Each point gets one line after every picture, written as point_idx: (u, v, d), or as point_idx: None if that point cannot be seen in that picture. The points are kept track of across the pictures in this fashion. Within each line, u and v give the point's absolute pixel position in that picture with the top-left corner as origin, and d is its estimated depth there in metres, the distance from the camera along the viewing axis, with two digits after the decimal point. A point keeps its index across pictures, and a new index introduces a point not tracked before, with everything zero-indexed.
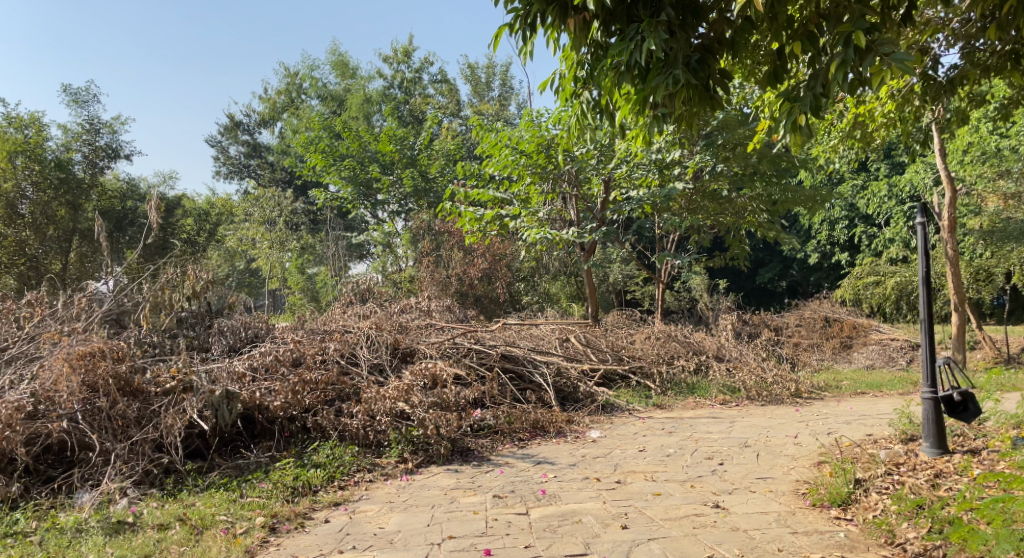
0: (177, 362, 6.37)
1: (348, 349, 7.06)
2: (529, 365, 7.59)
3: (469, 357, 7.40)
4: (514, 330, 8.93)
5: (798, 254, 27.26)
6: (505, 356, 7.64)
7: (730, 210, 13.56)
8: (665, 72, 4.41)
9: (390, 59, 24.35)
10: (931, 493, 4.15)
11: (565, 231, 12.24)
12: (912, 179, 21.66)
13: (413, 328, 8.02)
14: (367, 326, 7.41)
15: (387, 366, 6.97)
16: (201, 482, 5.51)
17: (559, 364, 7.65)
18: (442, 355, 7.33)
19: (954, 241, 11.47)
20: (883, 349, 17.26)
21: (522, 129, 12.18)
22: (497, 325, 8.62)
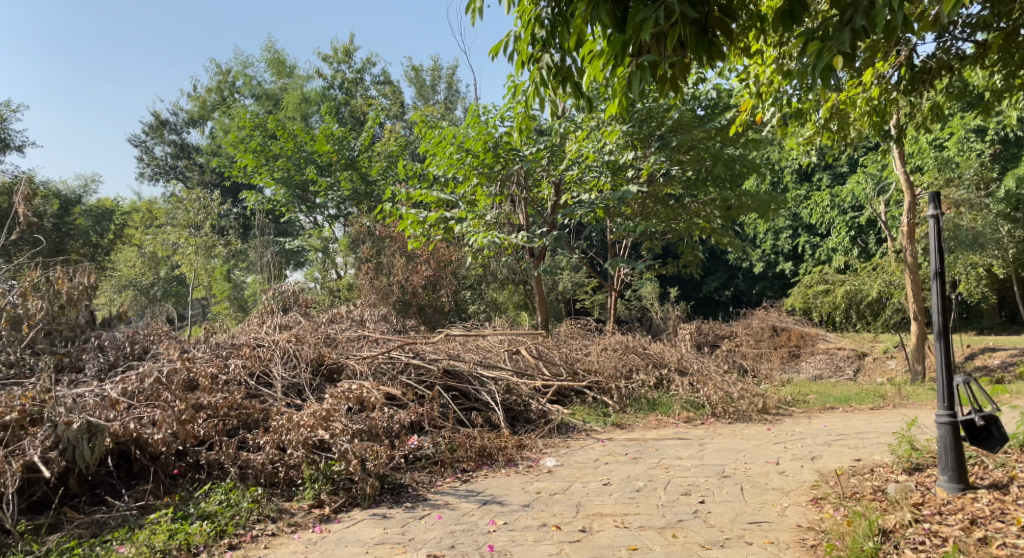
0: (32, 385, 5.35)
1: (260, 367, 6.25)
2: (475, 382, 6.79)
3: (405, 374, 6.60)
4: (459, 342, 8.14)
5: (742, 263, 27.20)
6: (448, 372, 6.83)
7: (684, 216, 12.85)
8: (653, 4, 3.72)
9: (330, 59, 23.37)
10: (981, 549, 3.49)
11: (513, 235, 11.49)
12: (855, 189, 21.72)
13: (343, 342, 7.17)
14: (286, 339, 6.54)
15: (307, 388, 6.15)
16: (38, 547, 4.40)
17: (508, 381, 6.89)
18: (374, 372, 6.52)
19: (914, 248, 10.98)
20: (831, 358, 17.18)
21: (468, 126, 11.35)
22: (440, 337, 7.81)
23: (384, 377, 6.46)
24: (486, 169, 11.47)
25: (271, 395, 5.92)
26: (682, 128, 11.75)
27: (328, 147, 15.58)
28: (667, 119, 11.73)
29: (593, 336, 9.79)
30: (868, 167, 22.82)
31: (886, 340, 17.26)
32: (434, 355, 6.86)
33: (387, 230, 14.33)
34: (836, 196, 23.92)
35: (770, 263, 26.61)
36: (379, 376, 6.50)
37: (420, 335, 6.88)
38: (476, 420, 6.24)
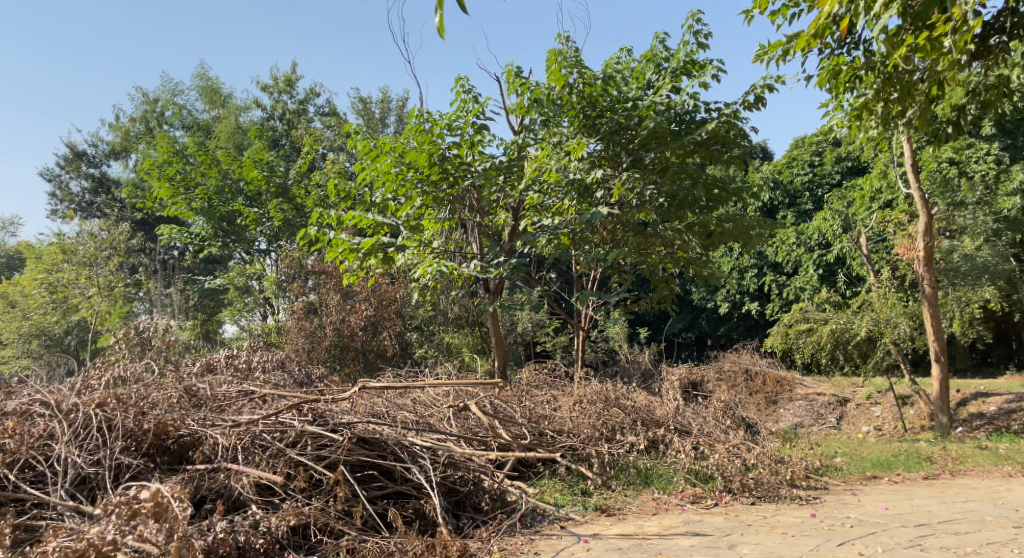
0: None
1: (36, 451, 5.30)
2: (403, 457, 5.19)
3: (298, 447, 5.12)
4: (391, 397, 6.37)
5: (707, 303, 25.71)
6: (364, 440, 5.26)
7: (659, 243, 11.00)
8: None
9: (269, 87, 20.75)
10: None
11: (465, 265, 9.66)
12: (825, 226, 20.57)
13: (216, 403, 5.99)
14: (88, 405, 5.57)
15: (107, 477, 5.18)
16: None
17: (454, 453, 5.23)
18: (251, 448, 5.12)
19: (932, 277, 9.53)
20: (811, 406, 16.47)
21: (409, 134, 9.19)
22: (363, 393, 6.13)
23: (266, 457, 5.03)
24: (431, 188, 9.32)
25: (45, 501, 4.95)
26: (660, 139, 9.85)
27: (254, 173, 13.52)
28: (640, 130, 9.89)
29: (561, 386, 7.95)
30: (838, 203, 21.76)
31: (868, 386, 16.83)
32: (345, 419, 5.34)
33: (321, 264, 12.44)
34: (805, 233, 22.76)
35: (736, 304, 25.16)
36: (257, 455, 5.08)
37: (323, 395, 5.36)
38: (397, 518, 4.74)
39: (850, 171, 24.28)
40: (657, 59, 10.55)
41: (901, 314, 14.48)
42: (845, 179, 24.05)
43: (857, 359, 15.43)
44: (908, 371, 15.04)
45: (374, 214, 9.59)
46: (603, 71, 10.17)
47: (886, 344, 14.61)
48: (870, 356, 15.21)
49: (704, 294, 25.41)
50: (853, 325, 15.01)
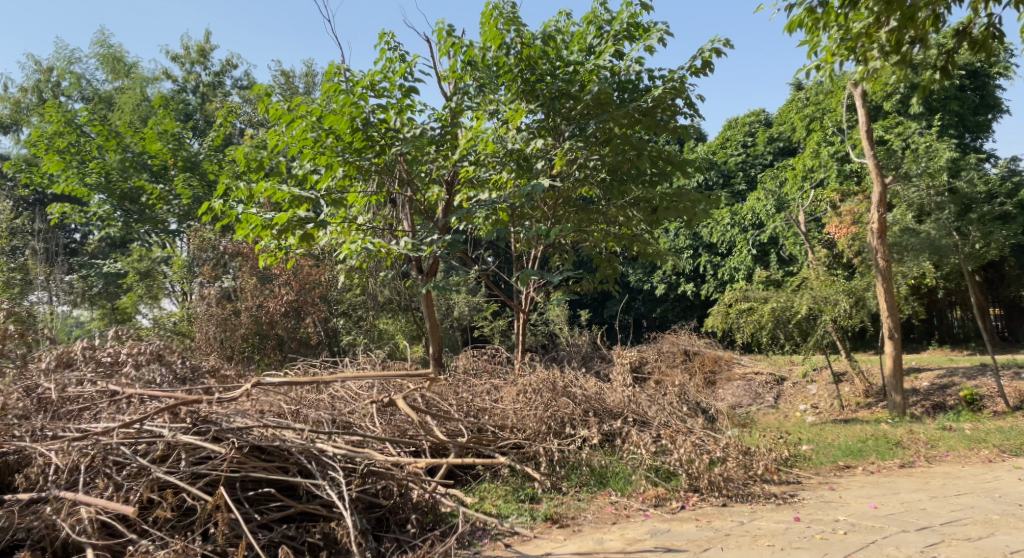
0: None
1: None
2: (314, 472, 4.55)
3: (168, 463, 4.52)
4: (304, 395, 5.57)
5: (642, 286, 25.31)
6: (256, 450, 4.64)
7: (603, 220, 10.39)
8: None
9: (181, 58, 19.27)
10: None
11: (396, 242, 8.73)
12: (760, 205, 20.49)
13: (76, 415, 5.34)
14: None
15: None
16: None
17: (373, 464, 4.59)
18: (99, 467, 4.54)
19: (886, 249, 9.29)
20: (749, 385, 16.62)
21: (327, 94, 8.01)
22: (271, 391, 5.38)
23: (118, 479, 4.45)
24: (355, 157, 8.15)
25: None
26: (605, 106, 8.97)
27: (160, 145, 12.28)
28: (583, 96, 9.03)
29: (501, 374, 7.22)
30: (772, 184, 21.66)
31: (804, 364, 16.73)
32: (233, 425, 4.71)
33: (235, 245, 11.39)
34: (739, 213, 22.58)
35: (672, 285, 24.80)
36: (104, 477, 4.50)
37: (204, 398, 4.70)
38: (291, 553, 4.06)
39: (782, 152, 24.22)
40: (599, 22, 9.75)
41: (839, 291, 14.19)
42: (778, 159, 24.01)
43: (797, 337, 14.99)
44: (848, 349, 14.88)
45: (291, 186, 8.32)
46: (541, 31, 9.25)
47: (826, 322, 14.35)
48: (811, 334, 14.80)
49: (640, 275, 25.01)
50: (793, 304, 14.69)
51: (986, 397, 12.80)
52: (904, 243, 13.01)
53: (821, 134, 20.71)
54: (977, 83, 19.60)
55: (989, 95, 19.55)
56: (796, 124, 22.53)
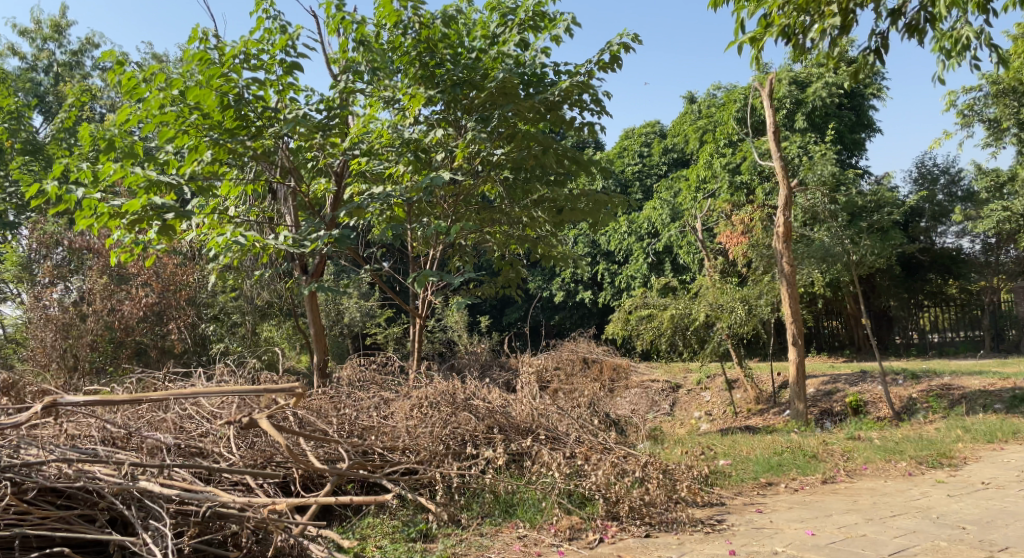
0: None
1: None
2: (142, 518, 3.98)
3: None
4: (142, 420, 4.89)
5: (541, 293, 25.00)
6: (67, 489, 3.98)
7: (504, 220, 9.80)
8: None
9: (30, 32, 17.39)
10: None
11: (274, 236, 7.68)
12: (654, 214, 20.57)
13: None
14: None
15: None
16: None
17: (219, 509, 4.02)
18: None
19: (789, 252, 9.66)
20: (646, 393, 16.43)
21: (191, 65, 6.98)
22: (100, 415, 4.70)
23: None
24: (225, 138, 7.14)
25: None
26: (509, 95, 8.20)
27: None
28: (486, 84, 8.26)
29: (393, 386, 6.44)
30: (667, 194, 21.86)
31: (699, 371, 16.72)
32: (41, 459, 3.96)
33: (87, 241, 10.13)
34: (635, 221, 22.63)
35: (570, 293, 24.57)
36: None
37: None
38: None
39: (675, 163, 24.52)
40: (502, 10, 9.16)
41: (734, 298, 14.10)
42: (673, 169, 24.28)
43: (695, 344, 14.85)
44: (743, 356, 14.89)
45: (150, 170, 7.26)
46: (442, 13, 8.50)
47: (723, 330, 14.25)
48: (708, 341, 14.69)
49: (539, 282, 24.66)
50: (691, 311, 14.59)
51: (869, 403, 13.04)
52: (802, 251, 13.17)
53: (714, 145, 21.11)
54: (854, 103, 20.36)
55: (866, 115, 20.42)
56: (689, 136, 22.92)
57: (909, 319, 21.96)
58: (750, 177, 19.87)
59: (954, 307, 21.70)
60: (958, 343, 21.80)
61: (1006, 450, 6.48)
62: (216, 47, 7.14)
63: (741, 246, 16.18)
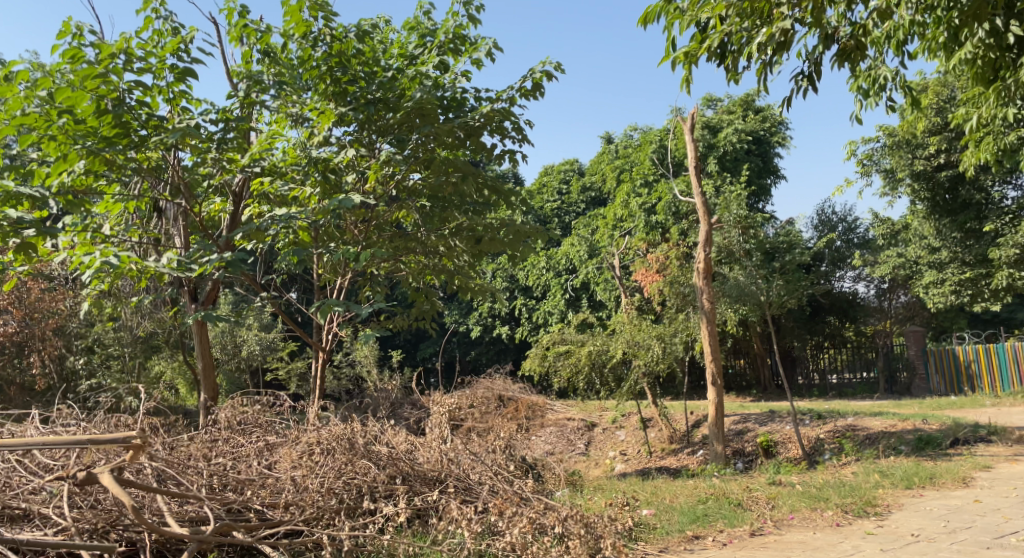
0: None
1: None
2: None
3: None
4: None
5: (457, 327, 24.43)
6: None
7: (419, 249, 9.29)
8: None
9: None
10: None
11: (154, 258, 6.90)
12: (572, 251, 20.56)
13: None
14: None
15: None
16: None
17: None
18: None
19: (711, 288, 9.81)
20: (561, 432, 16.02)
21: (67, 65, 6.31)
22: None
23: None
24: (102, 146, 6.45)
25: None
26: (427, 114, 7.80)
27: None
28: (402, 103, 7.89)
29: (281, 430, 5.83)
30: (585, 231, 21.81)
31: (614, 409, 16.46)
32: None
33: None
34: (554, 257, 22.49)
35: (487, 328, 24.08)
36: None
37: None
38: None
39: (593, 202, 24.64)
40: (421, 30, 8.74)
41: (651, 336, 13.87)
42: (591, 206, 24.38)
43: (611, 383, 14.59)
44: (658, 394, 14.70)
45: (8, 180, 6.47)
46: (355, 28, 8.11)
47: (639, 367, 14.05)
48: (625, 379, 14.45)
49: (456, 316, 24.11)
50: (608, 348, 14.38)
51: (779, 444, 13.03)
52: (718, 288, 13.20)
53: (630, 185, 21.37)
54: (761, 149, 20.85)
55: (773, 161, 21.03)
56: (606, 175, 23.19)
57: (812, 360, 22.89)
58: (665, 218, 20.12)
59: (847, 348, 22.69)
60: (855, 384, 22.20)
61: (924, 497, 6.31)
62: (95, 47, 6.49)
63: (656, 284, 16.18)
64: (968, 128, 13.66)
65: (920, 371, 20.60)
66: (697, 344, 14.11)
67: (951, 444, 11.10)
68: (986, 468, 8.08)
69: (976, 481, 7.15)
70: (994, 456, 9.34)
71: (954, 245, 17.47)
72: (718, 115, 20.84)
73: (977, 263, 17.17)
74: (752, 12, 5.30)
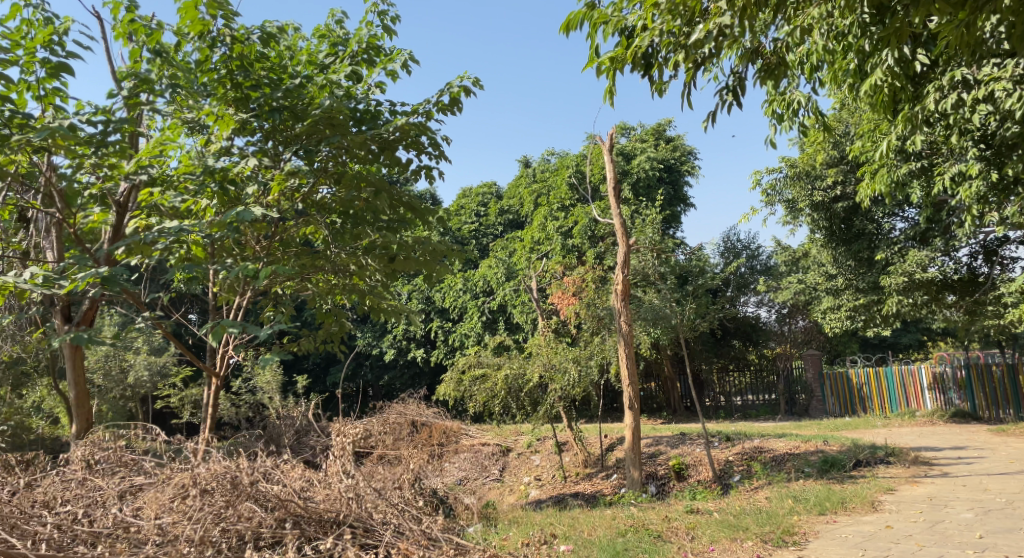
0: None
1: None
2: None
3: None
4: None
5: (371, 350, 23.71)
6: None
7: (327, 268, 8.82)
8: None
9: None
10: None
11: (19, 272, 6.22)
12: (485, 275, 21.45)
13: None
14: None
15: None
16: None
17: None
18: None
19: (628, 311, 9.89)
20: (475, 458, 15.58)
21: None
22: None
23: None
24: None
25: None
26: (338, 123, 7.37)
27: None
28: (309, 111, 7.40)
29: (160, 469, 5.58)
30: (502, 253, 21.61)
31: (529, 433, 16.15)
32: None
33: None
34: (470, 279, 22.18)
35: (401, 351, 23.45)
36: None
37: None
38: None
39: (511, 225, 24.53)
40: (333, 38, 8.32)
41: (567, 359, 13.72)
42: (508, 229, 24.24)
43: (527, 407, 14.32)
44: (573, 418, 14.49)
45: None
46: (260, 31, 7.64)
47: (555, 391, 13.84)
48: (541, 403, 14.20)
49: (369, 339, 23.43)
50: (525, 371, 14.11)
51: (691, 466, 13.00)
52: (633, 310, 13.17)
53: (547, 208, 21.39)
54: (671, 178, 21.07)
55: (683, 189, 21.44)
56: (524, 198, 23.18)
57: (718, 383, 23.46)
58: (581, 241, 20.19)
59: (750, 372, 23.27)
60: (757, 406, 23.15)
61: (838, 523, 6.18)
62: None
63: (573, 306, 16.08)
64: (865, 159, 14.21)
65: (817, 394, 21.67)
66: (613, 367, 14.03)
67: (854, 466, 11.05)
68: (891, 492, 8.13)
69: (884, 506, 7.13)
70: (896, 478, 9.47)
71: (849, 272, 18.01)
72: (631, 143, 21.29)
73: (871, 289, 17.60)
74: (682, 9, 5.03)
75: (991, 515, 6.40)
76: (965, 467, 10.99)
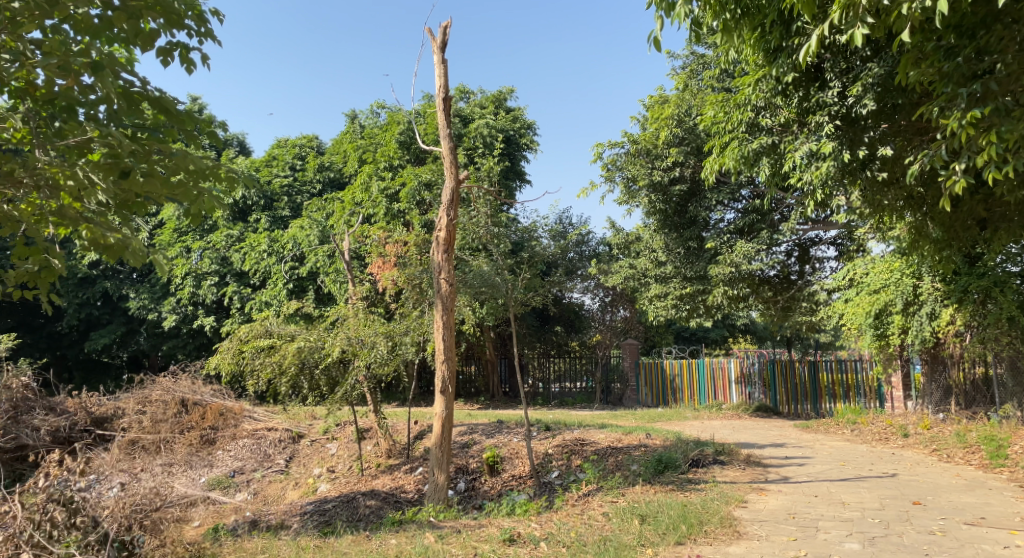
0: None
1: None
2: None
3: None
4: None
5: (147, 314, 20.06)
6: None
7: (28, 178, 6.24)
8: None
9: None
10: None
11: None
12: (295, 235, 18.81)
13: None
14: None
15: None
16: None
17: None
18: None
19: (449, 266, 8.01)
20: (256, 445, 12.95)
21: None
22: None
23: None
24: None
25: None
26: None
27: None
28: None
29: None
30: (316, 213, 18.87)
31: (326, 418, 13.74)
32: None
33: None
34: (277, 240, 19.21)
35: (185, 318, 20.05)
36: None
37: None
38: None
39: (331, 183, 21.71)
40: None
41: (376, 332, 11.52)
42: (327, 188, 21.46)
43: (323, 388, 11.92)
44: (379, 401, 12.26)
45: None
46: None
47: (358, 369, 11.59)
48: (340, 384, 11.87)
49: (145, 301, 19.80)
50: (323, 345, 11.71)
51: (506, 459, 11.23)
52: (458, 279, 11.16)
53: (372, 167, 19.00)
54: (510, 150, 19.35)
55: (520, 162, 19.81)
56: (347, 154, 20.58)
57: (537, 369, 21.96)
58: (408, 206, 17.98)
59: (569, 357, 21.96)
60: (574, 394, 21.66)
61: None
62: None
63: (390, 274, 13.81)
64: (715, 134, 13.08)
65: (631, 383, 20.71)
66: (431, 345, 12.00)
67: (688, 467, 9.75)
68: (743, 505, 6.72)
69: (746, 528, 5.60)
70: (738, 483, 8.15)
71: (678, 260, 16.99)
72: (468, 106, 19.33)
73: (696, 278, 16.83)
74: None
75: (881, 546, 5.04)
76: (800, 470, 9.99)
